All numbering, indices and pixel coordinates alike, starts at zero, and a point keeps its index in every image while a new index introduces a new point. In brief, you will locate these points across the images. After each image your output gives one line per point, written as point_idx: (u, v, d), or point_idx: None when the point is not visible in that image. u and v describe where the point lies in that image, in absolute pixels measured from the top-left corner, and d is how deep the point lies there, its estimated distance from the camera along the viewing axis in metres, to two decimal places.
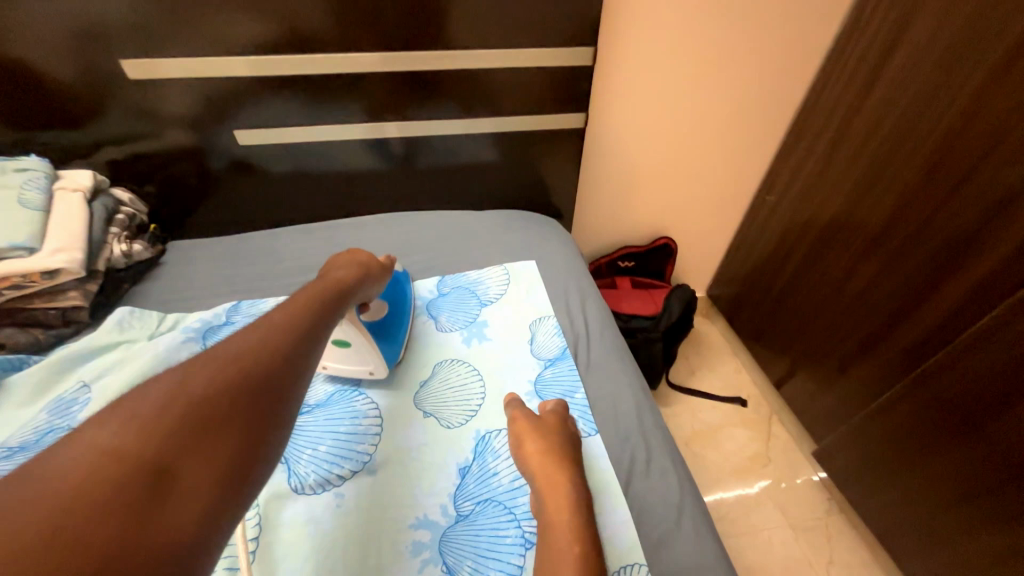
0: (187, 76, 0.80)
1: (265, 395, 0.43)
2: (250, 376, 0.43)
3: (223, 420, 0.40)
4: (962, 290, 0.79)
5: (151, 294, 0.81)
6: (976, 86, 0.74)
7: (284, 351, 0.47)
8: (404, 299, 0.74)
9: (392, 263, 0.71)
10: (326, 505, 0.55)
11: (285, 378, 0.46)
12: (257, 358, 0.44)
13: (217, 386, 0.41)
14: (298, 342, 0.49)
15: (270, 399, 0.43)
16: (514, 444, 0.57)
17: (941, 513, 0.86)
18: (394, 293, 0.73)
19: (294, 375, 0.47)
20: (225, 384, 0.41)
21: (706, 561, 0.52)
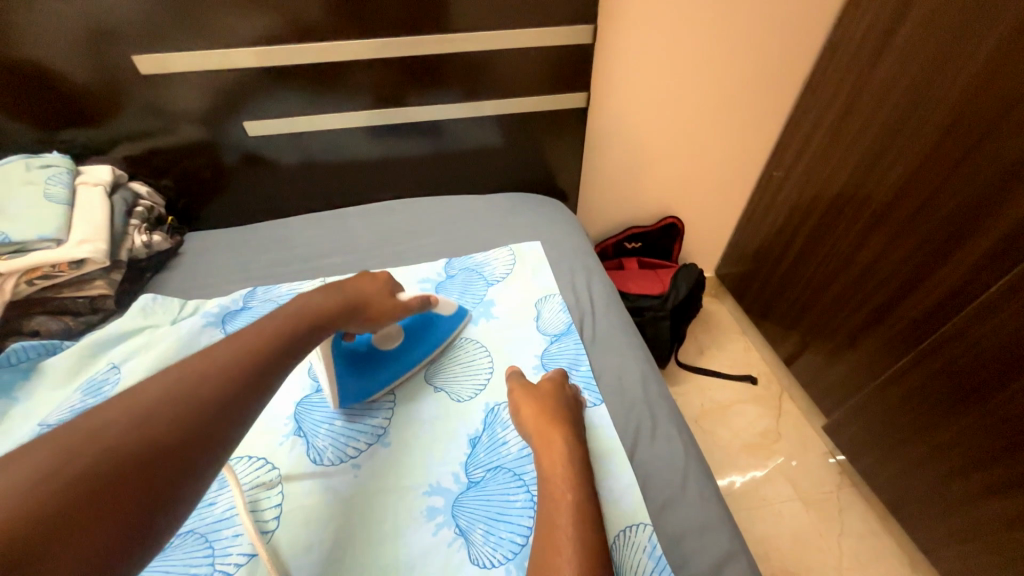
0: (195, 71, 0.82)
1: (225, 405, 0.42)
2: (212, 384, 0.42)
3: (174, 430, 0.38)
4: (973, 258, 0.78)
5: (172, 282, 0.84)
6: (997, 40, 0.71)
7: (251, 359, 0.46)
8: (426, 339, 0.69)
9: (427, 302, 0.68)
10: (345, 475, 0.58)
11: (247, 388, 0.44)
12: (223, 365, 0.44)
13: (177, 392, 0.40)
14: (280, 346, 0.49)
15: (226, 409, 0.42)
16: (514, 413, 0.59)
17: (951, 482, 0.86)
18: (421, 330, 0.69)
19: (262, 383, 0.46)
20: (187, 390, 0.40)
21: (709, 521, 0.53)
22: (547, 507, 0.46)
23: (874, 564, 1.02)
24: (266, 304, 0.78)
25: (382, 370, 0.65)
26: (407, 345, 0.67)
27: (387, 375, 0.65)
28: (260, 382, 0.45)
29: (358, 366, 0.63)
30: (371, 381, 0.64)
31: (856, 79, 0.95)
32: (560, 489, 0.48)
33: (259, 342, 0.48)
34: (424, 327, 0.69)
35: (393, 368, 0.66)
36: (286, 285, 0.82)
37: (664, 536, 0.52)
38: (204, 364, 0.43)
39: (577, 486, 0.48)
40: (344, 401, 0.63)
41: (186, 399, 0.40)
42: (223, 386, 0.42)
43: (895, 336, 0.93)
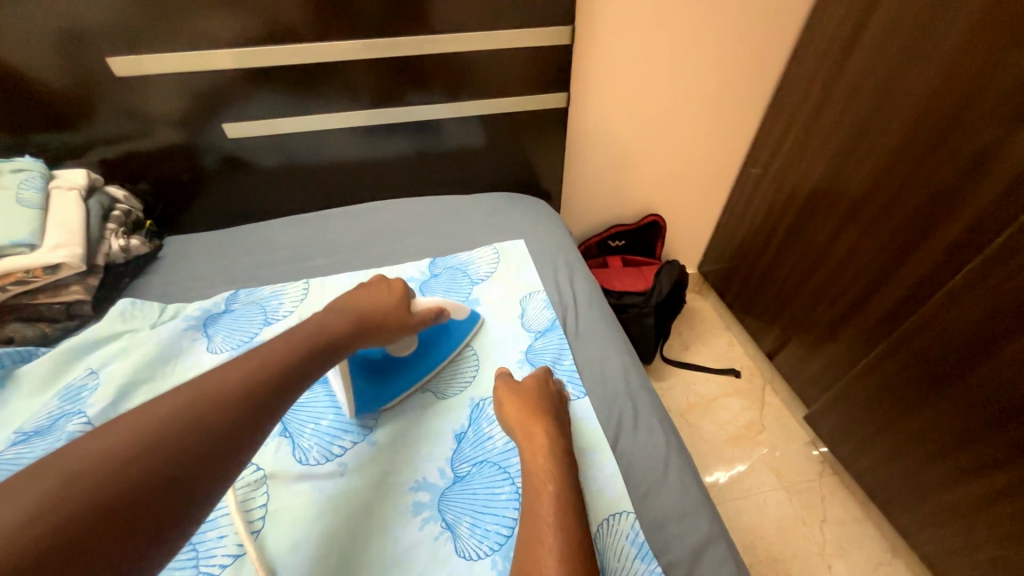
0: (174, 73, 0.81)
1: (217, 446, 0.42)
2: (205, 420, 0.43)
3: (165, 472, 0.39)
4: (940, 249, 0.81)
5: (151, 286, 0.83)
6: (957, 39, 0.74)
7: (248, 394, 0.46)
8: (439, 346, 0.69)
9: (439, 312, 0.68)
10: (330, 473, 0.58)
11: (239, 426, 0.44)
12: (209, 398, 0.44)
13: (169, 430, 0.41)
14: (273, 379, 0.49)
15: (218, 449, 0.42)
16: (497, 409, 0.60)
17: (926, 466, 0.89)
18: (434, 340, 0.69)
19: (253, 422, 0.45)
20: (176, 426, 0.41)
21: (690, 507, 0.55)
22: (531, 497, 0.47)
23: (856, 550, 1.04)
24: (250, 307, 0.77)
25: (395, 380, 0.65)
26: (420, 356, 0.67)
27: (401, 384, 0.65)
28: (251, 421, 0.45)
29: (371, 374, 0.64)
30: (384, 389, 0.64)
31: (826, 78, 0.98)
32: (543, 480, 0.49)
33: (253, 374, 0.48)
34: (436, 337, 0.69)
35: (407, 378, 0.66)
36: (269, 287, 0.81)
37: (647, 523, 0.53)
38: (193, 399, 0.43)
39: (560, 475, 0.49)
40: (359, 410, 0.63)
41: (176, 439, 0.40)
42: (214, 423, 0.43)
43: (869, 327, 0.96)
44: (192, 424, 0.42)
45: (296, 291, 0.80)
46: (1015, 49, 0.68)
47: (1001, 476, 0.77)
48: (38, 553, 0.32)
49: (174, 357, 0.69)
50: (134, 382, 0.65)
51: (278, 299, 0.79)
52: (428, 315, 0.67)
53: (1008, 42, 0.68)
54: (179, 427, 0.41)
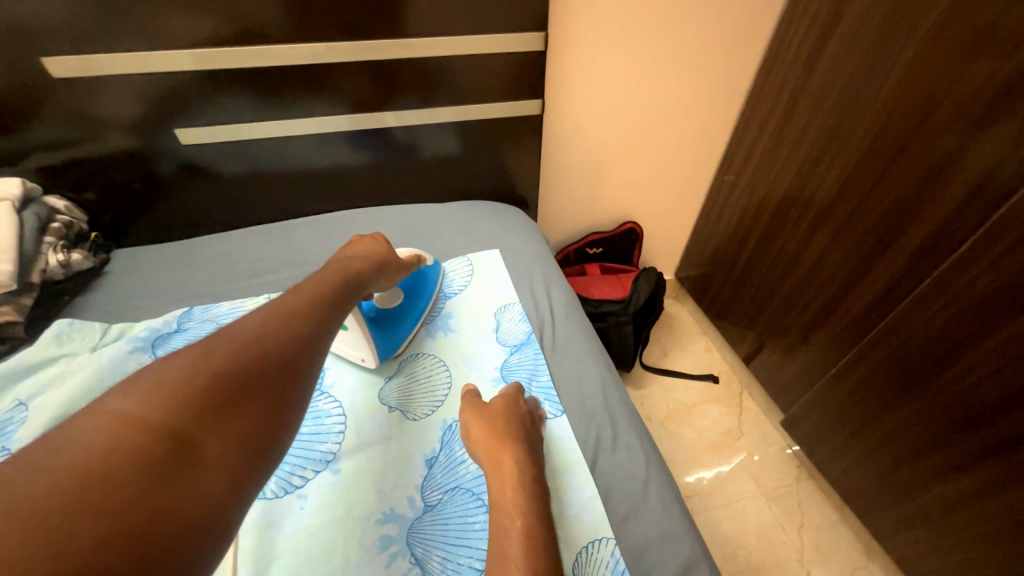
0: (123, 75, 0.75)
1: (274, 398, 0.42)
2: (252, 373, 0.41)
3: (229, 421, 0.38)
4: (905, 255, 0.82)
5: (95, 304, 0.77)
6: (916, 49, 0.76)
7: (289, 350, 0.45)
8: (421, 288, 0.76)
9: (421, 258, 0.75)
10: (290, 508, 0.53)
11: (289, 382, 0.44)
12: (247, 356, 0.42)
13: (223, 382, 0.39)
14: (298, 345, 0.46)
15: (277, 401, 0.42)
16: (464, 436, 0.57)
17: (899, 470, 0.90)
18: (413, 286, 0.75)
19: (298, 378, 0.44)
20: (229, 379, 0.40)
21: (671, 529, 0.53)
22: (500, 534, 0.44)
23: (832, 554, 1.05)
24: (204, 325, 0.72)
25: (399, 323, 0.71)
26: (410, 303, 0.73)
27: (406, 325, 0.71)
28: (297, 377, 0.44)
29: (376, 323, 0.68)
30: (396, 334, 0.70)
31: (794, 87, 0.99)
32: (511, 516, 0.45)
33: (277, 337, 0.45)
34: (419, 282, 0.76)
35: (406, 322, 0.72)
36: (227, 303, 0.76)
37: (626, 548, 0.51)
38: (227, 358, 0.41)
39: (530, 509, 0.46)
40: (380, 356, 0.68)
41: (231, 391, 0.39)
42: (263, 377, 0.42)
43: (841, 332, 0.97)
44: (245, 376, 0.41)
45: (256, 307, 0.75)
46: (973, 59, 0.69)
47: (968, 479, 0.78)
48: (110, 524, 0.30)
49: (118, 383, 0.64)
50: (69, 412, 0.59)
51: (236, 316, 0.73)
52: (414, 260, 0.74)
53: (966, 50, 0.69)
54: (230, 380, 0.40)
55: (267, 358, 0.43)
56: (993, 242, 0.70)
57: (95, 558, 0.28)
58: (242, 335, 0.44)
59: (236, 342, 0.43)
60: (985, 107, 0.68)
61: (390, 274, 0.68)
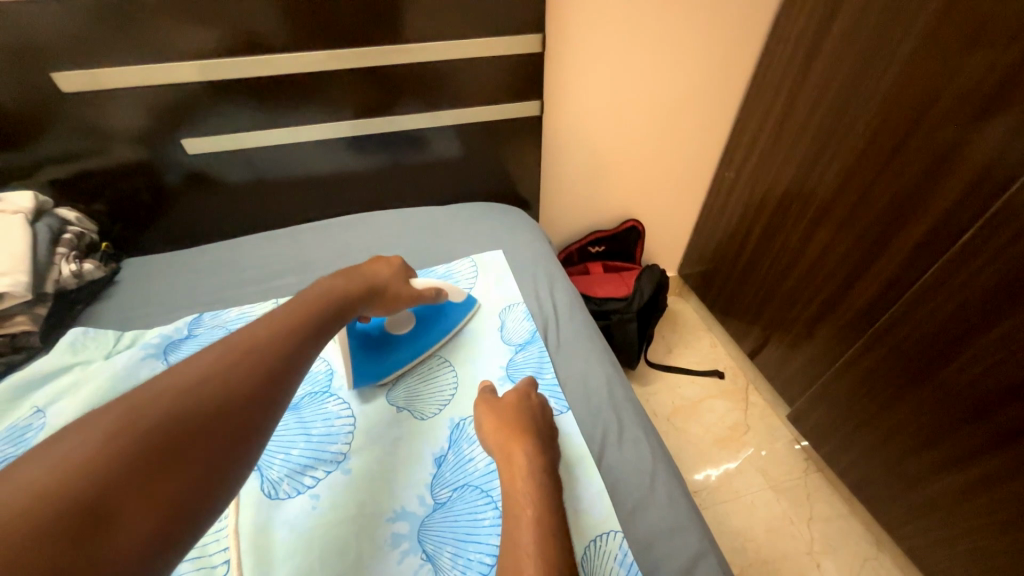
0: (130, 88, 0.77)
1: (231, 436, 0.41)
2: (221, 402, 0.41)
3: (183, 456, 0.38)
4: (908, 247, 0.82)
5: (108, 312, 0.79)
6: (913, 42, 0.76)
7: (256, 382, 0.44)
8: (433, 326, 0.72)
9: (438, 293, 0.72)
10: (302, 508, 0.54)
11: (251, 416, 0.43)
12: (210, 387, 0.41)
13: (188, 411, 0.40)
14: (271, 375, 0.46)
15: (240, 432, 0.42)
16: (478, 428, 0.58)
17: (907, 461, 0.90)
18: (430, 317, 0.72)
19: (261, 414, 0.44)
20: (188, 410, 0.40)
21: (678, 522, 0.53)
22: (511, 523, 0.45)
23: (842, 546, 1.05)
24: (214, 331, 0.73)
25: (390, 352, 0.68)
26: (417, 333, 0.71)
27: (396, 358, 0.68)
28: (261, 411, 0.44)
29: (368, 346, 0.67)
30: (382, 363, 0.67)
31: (793, 82, 1.00)
32: (522, 506, 0.46)
33: (247, 367, 0.45)
34: (434, 317, 0.73)
35: (404, 352, 0.69)
36: (235, 309, 0.77)
37: (634, 541, 0.52)
38: (190, 391, 0.41)
39: (541, 499, 0.47)
40: (356, 381, 0.66)
41: (188, 424, 0.39)
42: (224, 411, 0.41)
43: (845, 324, 0.97)
44: (205, 411, 0.40)
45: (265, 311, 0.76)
46: (971, 49, 0.69)
47: (976, 468, 0.78)
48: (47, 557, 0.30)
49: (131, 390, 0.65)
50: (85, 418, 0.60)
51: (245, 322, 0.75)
52: (430, 294, 0.71)
53: (964, 42, 0.70)
54: (197, 410, 0.40)
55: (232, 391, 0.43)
56: (996, 232, 0.70)
57: None
58: (215, 364, 0.43)
59: (207, 371, 0.42)
60: (986, 98, 0.69)
61: (396, 291, 0.68)
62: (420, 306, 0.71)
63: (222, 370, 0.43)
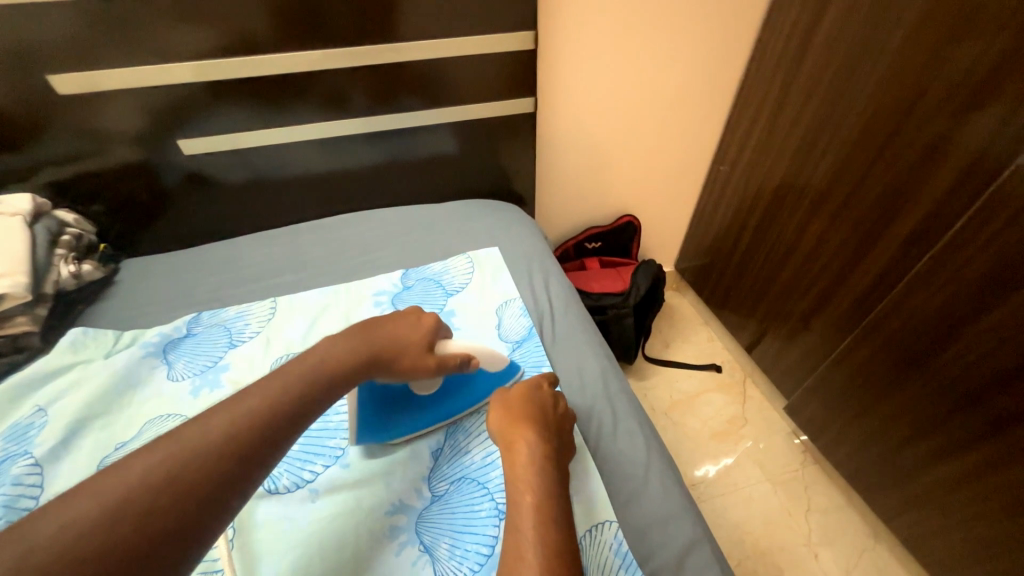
0: (127, 89, 0.78)
1: (179, 534, 0.37)
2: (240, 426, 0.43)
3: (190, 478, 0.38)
4: (900, 238, 0.83)
5: (107, 312, 0.79)
6: (904, 34, 0.76)
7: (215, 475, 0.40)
8: (461, 392, 0.62)
9: (468, 364, 0.60)
10: (302, 502, 0.55)
11: (247, 454, 0.42)
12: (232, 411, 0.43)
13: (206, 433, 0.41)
14: (286, 402, 0.46)
15: (250, 456, 0.42)
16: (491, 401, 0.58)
17: (902, 450, 0.91)
18: (459, 384, 0.62)
19: (206, 523, 0.38)
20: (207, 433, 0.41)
21: (672, 511, 0.54)
22: (512, 511, 0.46)
23: (840, 537, 1.06)
24: (213, 330, 0.73)
25: (406, 416, 0.60)
26: (439, 400, 0.61)
27: (410, 424, 0.60)
28: (274, 435, 0.44)
29: (383, 406, 0.59)
30: (395, 425, 0.59)
31: (785, 75, 1.00)
32: (522, 491, 0.47)
33: (225, 440, 0.41)
34: (462, 385, 0.62)
35: (422, 417, 0.60)
36: (233, 307, 0.78)
37: (629, 530, 0.53)
38: (198, 424, 0.42)
39: (541, 486, 0.47)
40: (361, 437, 0.59)
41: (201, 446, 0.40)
42: (192, 479, 0.38)
43: (839, 317, 0.98)
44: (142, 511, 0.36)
45: (262, 309, 0.77)
46: (960, 41, 0.70)
47: (970, 457, 0.79)
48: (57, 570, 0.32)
49: (131, 389, 0.65)
50: (86, 417, 0.61)
51: (244, 320, 0.75)
52: (456, 364, 0.59)
53: (952, 34, 0.70)
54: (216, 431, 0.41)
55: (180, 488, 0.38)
56: (986, 221, 0.70)
57: None
58: (186, 438, 0.40)
59: (165, 455, 0.39)
60: (976, 87, 0.69)
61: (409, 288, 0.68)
62: (450, 375, 0.61)
63: (195, 441, 0.40)
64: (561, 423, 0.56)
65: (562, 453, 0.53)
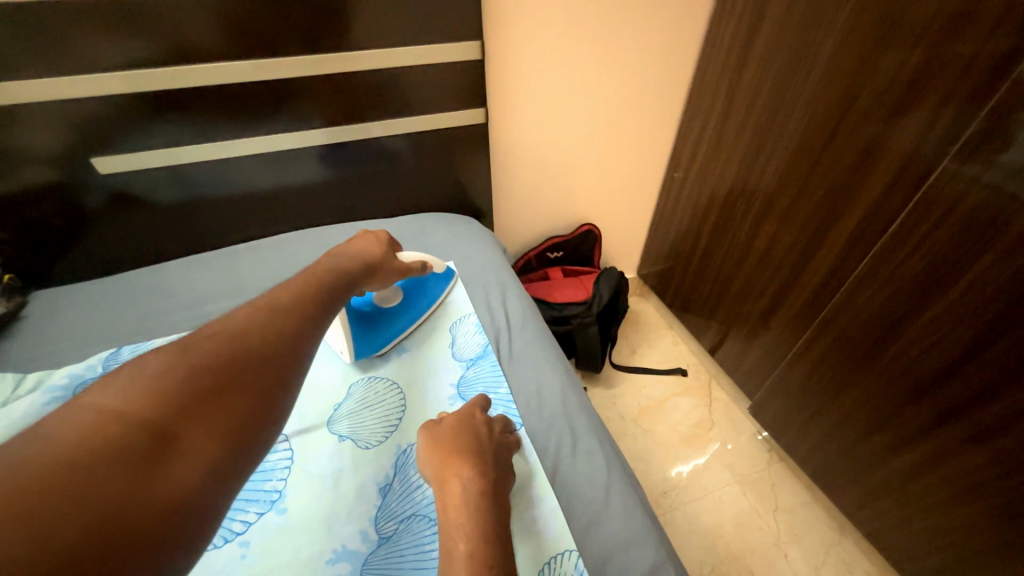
0: (27, 103, 0.69)
1: (247, 422, 0.38)
2: (265, 339, 0.43)
3: (240, 378, 0.39)
4: (844, 239, 0.85)
5: (10, 354, 0.70)
6: (836, 42, 0.79)
7: (263, 371, 0.41)
8: (422, 296, 0.76)
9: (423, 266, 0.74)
10: (230, 557, 0.49)
11: (282, 364, 0.43)
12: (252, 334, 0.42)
13: (235, 342, 0.41)
14: (290, 337, 0.45)
15: (286, 361, 0.43)
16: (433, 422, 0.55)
17: (860, 445, 0.93)
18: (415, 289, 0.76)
19: (267, 415, 0.40)
20: (238, 343, 0.41)
21: (636, 534, 0.52)
22: (443, 559, 0.41)
23: (808, 534, 1.07)
24: None
25: (386, 326, 0.71)
26: (407, 304, 0.74)
27: (392, 330, 0.71)
28: (297, 351, 0.45)
29: (364, 322, 0.70)
30: (379, 336, 0.70)
31: (730, 83, 1.02)
32: (454, 538, 0.42)
33: (257, 348, 0.42)
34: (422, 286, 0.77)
35: (403, 321, 0.73)
36: (159, 339, 0.71)
37: (591, 559, 0.50)
38: (224, 338, 0.41)
39: (474, 530, 0.43)
40: (358, 354, 0.68)
41: (237, 352, 0.40)
42: (241, 376, 0.39)
43: (795, 317, 1.00)
44: (193, 405, 0.36)
45: None
46: (885, 49, 0.72)
47: (922, 449, 0.81)
48: (127, 449, 0.31)
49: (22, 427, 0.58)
50: None
51: None
52: (415, 267, 0.73)
53: (879, 43, 0.73)
54: (243, 341, 0.41)
55: (223, 396, 0.37)
56: (922, 219, 0.73)
57: (111, 485, 0.29)
58: None
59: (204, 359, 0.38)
60: (903, 92, 0.71)
61: (383, 277, 0.68)
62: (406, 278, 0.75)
63: (225, 348, 0.40)
64: (497, 451, 0.53)
65: (499, 485, 0.49)
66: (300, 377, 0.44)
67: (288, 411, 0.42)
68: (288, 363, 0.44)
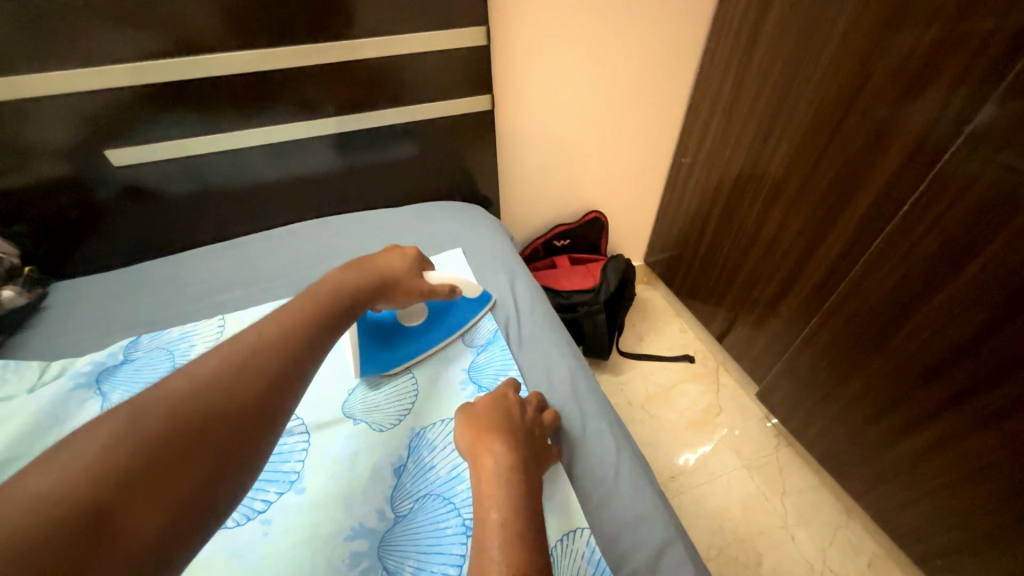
0: (41, 98, 0.71)
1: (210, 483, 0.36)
2: (246, 379, 0.41)
3: (208, 431, 0.37)
4: (854, 223, 0.85)
5: (33, 341, 0.73)
6: (847, 21, 0.77)
7: (235, 420, 0.38)
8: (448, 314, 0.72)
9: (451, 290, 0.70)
10: (252, 534, 0.51)
11: (263, 406, 0.41)
12: (235, 370, 0.41)
13: (210, 386, 0.39)
14: (278, 371, 0.43)
15: (264, 407, 0.41)
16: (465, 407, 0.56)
17: (869, 429, 0.93)
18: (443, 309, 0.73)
19: (234, 472, 0.37)
20: (215, 385, 0.39)
21: (645, 512, 0.53)
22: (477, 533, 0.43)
23: (815, 517, 1.08)
24: (153, 354, 0.68)
25: (402, 345, 0.68)
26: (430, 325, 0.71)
27: (407, 350, 0.68)
28: (282, 388, 0.43)
29: (379, 340, 0.68)
30: (392, 355, 0.67)
31: (738, 66, 1.01)
32: (487, 509, 0.44)
33: (236, 389, 0.40)
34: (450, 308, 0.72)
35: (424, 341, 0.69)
36: (176, 328, 0.72)
37: (602, 536, 0.51)
38: (208, 372, 0.39)
39: (507, 502, 0.44)
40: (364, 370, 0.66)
41: (213, 396, 0.38)
42: (213, 426, 0.37)
43: (804, 301, 0.99)
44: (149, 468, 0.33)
45: (209, 327, 0.72)
46: (897, 28, 0.71)
47: (932, 431, 0.81)
48: (66, 526, 0.29)
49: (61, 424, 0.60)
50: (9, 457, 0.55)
51: (188, 341, 0.70)
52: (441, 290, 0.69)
53: (891, 22, 0.71)
54: (222, 382, 0.39)
55: (184, 456, 0.35)
56: (934, 201, 0.72)
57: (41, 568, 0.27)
58: None
59: (173, 410, 0.36)
60: (915, 72, 0.70)
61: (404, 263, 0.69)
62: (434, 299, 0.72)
63: (204, 389, 0.38)
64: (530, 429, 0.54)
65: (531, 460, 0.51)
66: (280, 421, 0.42)
67: (260, 460, 0.40)
68: (270, 406, 0.41)
